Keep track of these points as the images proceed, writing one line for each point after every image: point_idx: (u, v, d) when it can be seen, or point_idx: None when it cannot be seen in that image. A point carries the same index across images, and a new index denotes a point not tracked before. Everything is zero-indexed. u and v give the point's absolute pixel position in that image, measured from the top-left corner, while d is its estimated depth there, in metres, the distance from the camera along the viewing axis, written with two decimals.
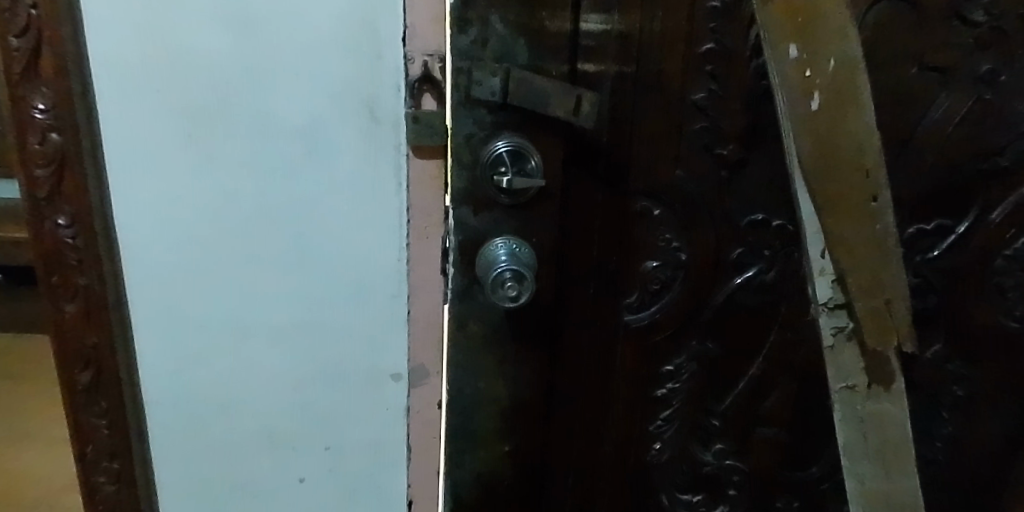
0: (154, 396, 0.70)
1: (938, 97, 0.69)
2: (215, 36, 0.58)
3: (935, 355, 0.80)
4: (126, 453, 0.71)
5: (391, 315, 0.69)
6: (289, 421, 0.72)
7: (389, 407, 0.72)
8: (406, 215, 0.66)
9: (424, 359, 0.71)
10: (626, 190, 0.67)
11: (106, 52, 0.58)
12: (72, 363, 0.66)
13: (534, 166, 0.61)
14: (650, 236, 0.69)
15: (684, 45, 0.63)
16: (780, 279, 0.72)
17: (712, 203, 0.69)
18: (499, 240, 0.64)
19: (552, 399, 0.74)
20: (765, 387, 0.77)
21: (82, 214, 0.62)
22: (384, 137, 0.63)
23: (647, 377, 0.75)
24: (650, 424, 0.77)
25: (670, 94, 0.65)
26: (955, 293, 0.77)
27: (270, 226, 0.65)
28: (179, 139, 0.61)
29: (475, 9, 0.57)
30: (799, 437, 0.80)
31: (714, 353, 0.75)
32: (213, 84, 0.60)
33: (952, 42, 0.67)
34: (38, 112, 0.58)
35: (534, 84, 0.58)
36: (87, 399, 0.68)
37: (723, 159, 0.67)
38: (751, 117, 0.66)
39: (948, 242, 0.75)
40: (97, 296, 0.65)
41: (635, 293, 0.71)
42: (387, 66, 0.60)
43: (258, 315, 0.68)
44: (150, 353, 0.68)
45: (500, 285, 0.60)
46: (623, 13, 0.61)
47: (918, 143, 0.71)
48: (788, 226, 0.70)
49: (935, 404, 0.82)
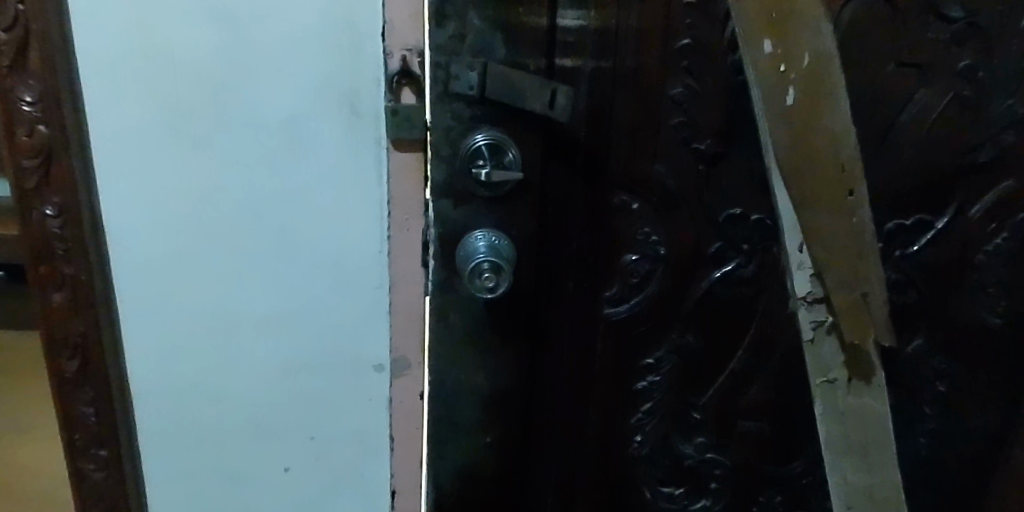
0: (142, 386, 0.71)
1: (916, 93, 0.70)
2: (198, 31, 0.59)
3: (916, 349, 0.80)
4: (113, 441, 0.73)
5: (373, 306, 0.70)
6: (274, 411, 0.73)
7: (371, 398, 0.73)
8: (387, 208, 0.67)
9: (406, 350, 0.72)
10: (603, 183, 0.68)
11: (90, 46, 0.59)
12: (61, 352, 0.70)
13: (511, 158, 0.62)
14: (628, 230, 0.70)
15: (661, 41, 0.64)
16: (758, 273, 0.73)
17: (691, 196, 0.69)
18: (479, 233, 0.65)
19: (533, 391, 0.75)
20: (746, 381, 0.78)
21: (68, 205, 0.64)
22: (364, 130, 0.64)
23: (627, 370, 0.76)
24: (631, 417, 0.78)
25: (647, 88, 0.65)
26: (936, 288, 0.78)
27: (254, 218, 0.66)
28: (164, 133, 0.62)
29: (453, 5, 0.57)
30: (781, 431, 0.80)
31: (694, 347, 0.75)
32: (197, 76, 0.61)
33: (930, 38, 0.68)
34: (25, 104, 0.62)
35: (511, 79, 0.59)
36: (74, 387, 0.71)
37: (701, 153, 0.68)
38: (728, 110, 0.67)
39: (928, 237, 0.75)
40: (84, 286, 0.67)
41: (615, 286, 0.72)
42: (367, 61, 0.62)
43: (244, 306, 0.69)
44: (137, 344, 0.70)
45: (477, 276, 0.62)
46: (599, 9, 0.62)
47: (896, 139, 0.71)
48: (765, 220, 0.70)
49: (919, 400, 0.82)
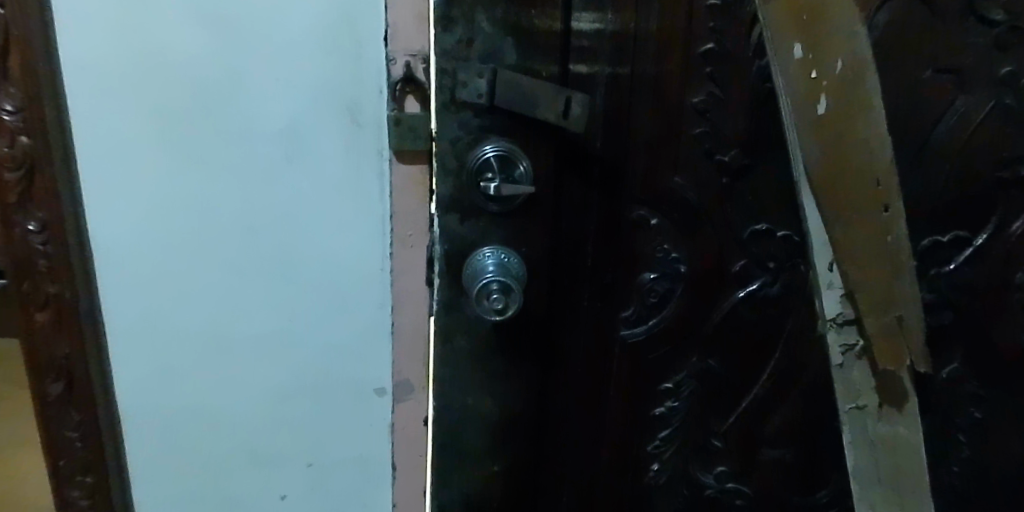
0: (131, 409, 0.67)
1: (953, 102, 0.65)
2: (192, 35, 0.56)
3: (951, 374, 0.75)
4: (101, 468, 0.69)
5: (375, 326, 0.66)
6: (270, 437, 0.69)
7: (372, 424, 0.70)
8: (390, 224, 0.64)
9: (409, 374, 0.69)
10: (621, 198, 0.64)
11: (76, 50, 0.56)
12: (44, 374, 0.65)
13: (522, 171, 0.58)
14: (647, 247, 0.65)
15: (682, 45, 0.60)
16: (785, 293, 0.68)
17: (714, 212, 0.65)
18: (488, 249, 0.60)
19: (546, 417, 0.70)
20: (770, 406, 0.73)
21: (52, 220, 0.60)
22: (366, 142, 0.61)
23: (645, 395, 0.71)
24: (648, 444, 0.74)
25: (668, 96, 0.61)
26: (972, 309, 0.73)
27: (249, 233, 0.62)
28: (153, 142, 0.59)
29: (461, 7, 0.54)
30: (809, 460, 0.76)
31: (716, 371, 0.71)
32: (188, 83, 0.57)
33: (970, 43, 0.64)
34: (4, 113, 0.56)
35: (523, 86, 0.55)
36: (59, 411, 0.66)
37: (725, 166, 0.63)
38: (753, 120, 0.62)
39: (965, 255, 0.71)
40: (69, 304, 0.62)
41: (631, 307, 0.67)
42: (368, 69, 0.59)
43: (237, 325, 0.65)
44: (126, 365, 0.66)
45: (485, 297, 0.57)
46: (617, 11, 0.58)
47: (933, 151, 0.67)
48: (793, 236, 0.66)
49: (952, 427, 0.77)
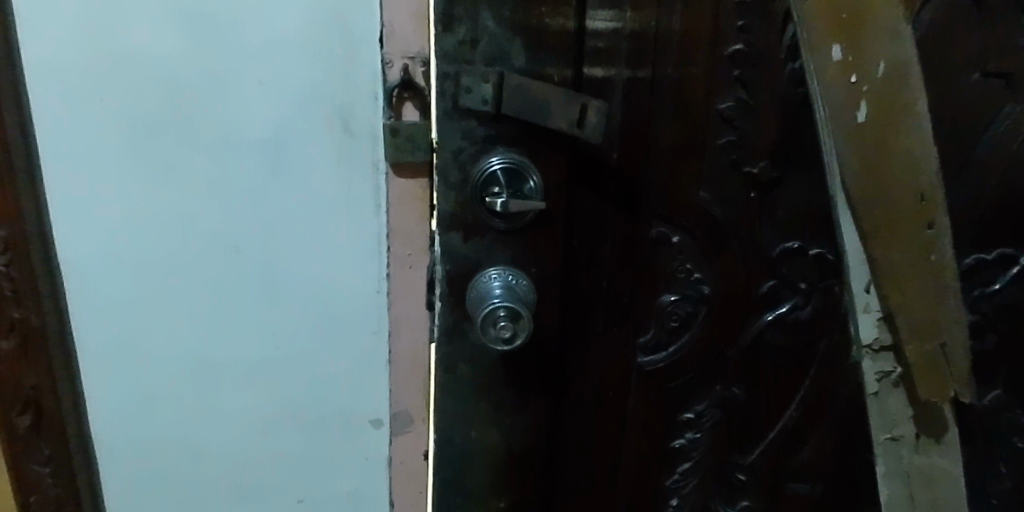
0: (107, 445, 0.62)
1: (1002, 109, 0.60)
2: (168, 37, 0.50)
3: (993, 402, 0.69)
4: (73, 506, 0.64)
5: (370, 353, 0.61)
6: (258, 471, 0.64)
7: (367, 457, 0.65)
8: (386, 242, 0.58)
9: (408, 404, 0.64)
10: (639, 214, 0.58)
11: (37, 53, 0.50)
12: (9, 406, 0.60)
13: (532, 187, 0.53)
14: (668, 267, 0.60)
15: (708, 46, 0.54)
16: (817, 317, 0.62)
17: (741, 230, 0.59)
18: (494, 270, 0.55)
19: (556, 451, 0.65)
20: (799, 438, 0.67)
21: (16, 239, 0.55)
22: (359, 153, 0.56)
23: (663, 425, 0.66)
24: (667, 478, 0.68)
25: (693, 102, 0.55)
26: (1017, 332, 0.67)
27: (233, 253, 0.57)
28: (127, 155, 0.53)
29: (463, 4, 0.48)
30: (839, 494, 0.70)
31: (740, 400, 0.65)
32: (164, 89, 0.52)
33: (1021, 43, 0.58)
34: None
35: (533, 91, 0.49)
36: (29, 446, 0.61)
37: (754, 178, 0.58)
38: (785, 129, 0.57)
39: (1011, 274, 0.65)
40: (36, 330, 0.57)
41: (650, 332, 0.62)
42: (363, 72, 0.53)
43: (220, 352, 0.60)
44: (100, 397, 0.60)
45: (491, 324, 0.51)
46: (635, 9, 0.52)
47: (978, 162, 0.61)
48: (827, 255, 0.60)
49: (993, 458, 0.72)
